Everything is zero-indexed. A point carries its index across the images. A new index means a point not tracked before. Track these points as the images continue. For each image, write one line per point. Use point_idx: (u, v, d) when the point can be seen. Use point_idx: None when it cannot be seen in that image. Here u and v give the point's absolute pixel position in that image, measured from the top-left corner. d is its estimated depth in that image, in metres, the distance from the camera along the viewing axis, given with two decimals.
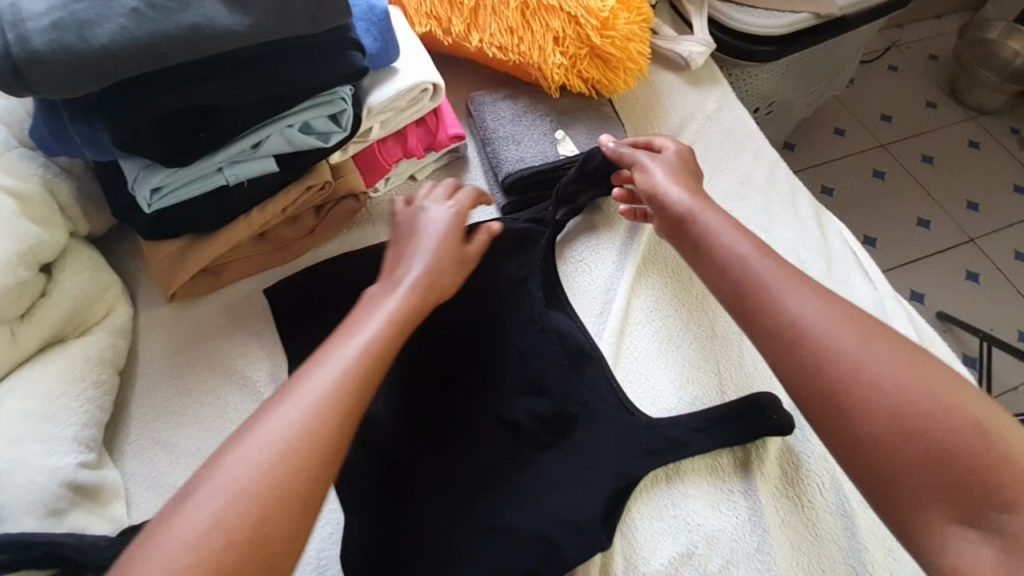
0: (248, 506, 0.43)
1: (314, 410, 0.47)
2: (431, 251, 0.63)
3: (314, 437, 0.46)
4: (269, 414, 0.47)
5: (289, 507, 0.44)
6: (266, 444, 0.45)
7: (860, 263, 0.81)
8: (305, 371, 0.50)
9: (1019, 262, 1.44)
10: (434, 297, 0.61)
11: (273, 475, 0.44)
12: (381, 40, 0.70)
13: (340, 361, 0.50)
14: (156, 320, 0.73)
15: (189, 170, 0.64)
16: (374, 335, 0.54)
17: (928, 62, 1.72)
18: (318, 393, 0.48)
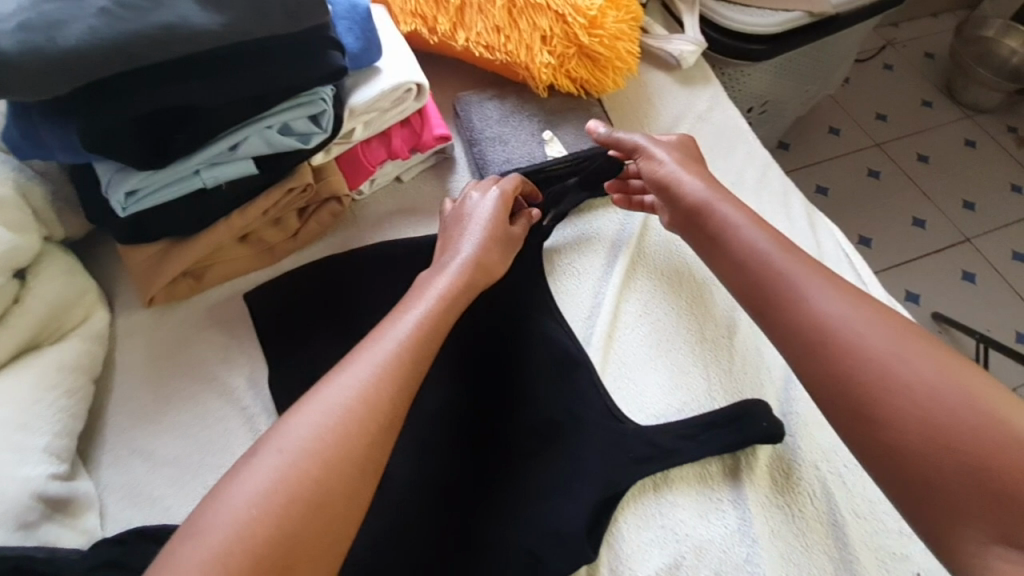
0: (289, 487, 0.43)
1: (357, 397, 0.48)
2: (478, 235, 0.65)
3: (357, 424, 0.47)
4: (315, 397, 0.48)
5: (318, 493, 0.44)
6: (313, 425, 0.46)
7: (852, 266, 0.79)
8: (355, 356, 0.51)
9: (1015, 262, 1.43)
10: (479, 280, 0.62)
11: (316, 456, 0.45)
12: (363, 39, 0.68)
13: (387, 349, 0.51)
14: (134, 326, 0.71)
15: (166, 172, 0.61)
16: (414, 327, 0.54)
17: (924, 61, 1.71)
18: (362, 379, 0.49)
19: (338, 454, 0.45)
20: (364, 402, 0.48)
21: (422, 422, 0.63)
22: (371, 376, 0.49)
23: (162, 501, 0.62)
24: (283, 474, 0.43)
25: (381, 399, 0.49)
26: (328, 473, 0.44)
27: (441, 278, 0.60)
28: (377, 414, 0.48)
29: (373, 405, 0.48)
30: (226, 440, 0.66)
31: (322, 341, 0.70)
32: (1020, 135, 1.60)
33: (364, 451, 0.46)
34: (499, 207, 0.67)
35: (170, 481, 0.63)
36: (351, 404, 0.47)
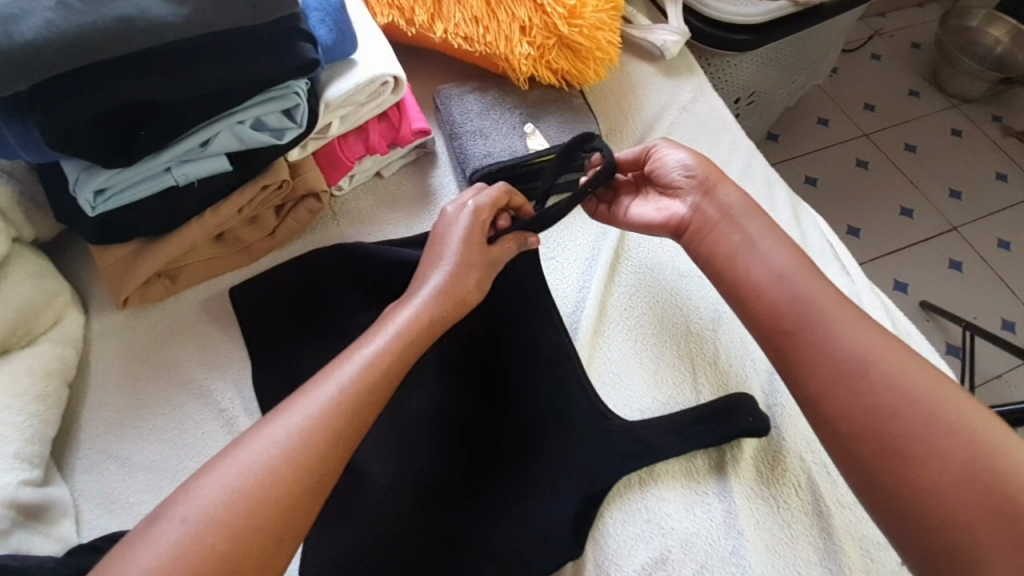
0: (191, 560, 0.41)
1: (281, 456, 0.46)
2: (451, 258, 0.60)
3: (276, 488, 0.45)
4: (236, 454, 0.45)
5: (225, 568, 0.41)
6: (226, 488, 0.44)
7: (837, 255, 0.79)
8: (288, 406, 0.49)
9: (1002, 250, 1.43)
10: (452, 306, 0.58)
11: (225, 526, 0.42)
12: (337, 32, 0.67)
13: (323, 400, 0.49)
14: (109, 329, 0.70)
15: (134, 170, 0.59)
16: (360, 370, 0.51)
17: (911, 50, 1.70)
18: (290, 435, 0.47)
19: (253, 520, 0.43)
20: (289, 461, 0.46)
21: (404, 422, 0.62)
22: (300, 431, 0.47)
23: (139, 506, 0.60)
24: (184, 547, 0.41)
25: (311, 455, 0.46)
26: (236, 544, 0.42)
27: (402, 312, 0.56)
28: (304, 476, 0.46)
29: (300, 464, 0.46)
30: (204, 443, 0.64)
31: (302, 341, 0.69)
32: (1005, 123, 1.60)
33: (285, 517, 0.44)
34: (472, 229, 0.62)
35: (147, 486, 0.61)
36: (271, 465, 0.45)
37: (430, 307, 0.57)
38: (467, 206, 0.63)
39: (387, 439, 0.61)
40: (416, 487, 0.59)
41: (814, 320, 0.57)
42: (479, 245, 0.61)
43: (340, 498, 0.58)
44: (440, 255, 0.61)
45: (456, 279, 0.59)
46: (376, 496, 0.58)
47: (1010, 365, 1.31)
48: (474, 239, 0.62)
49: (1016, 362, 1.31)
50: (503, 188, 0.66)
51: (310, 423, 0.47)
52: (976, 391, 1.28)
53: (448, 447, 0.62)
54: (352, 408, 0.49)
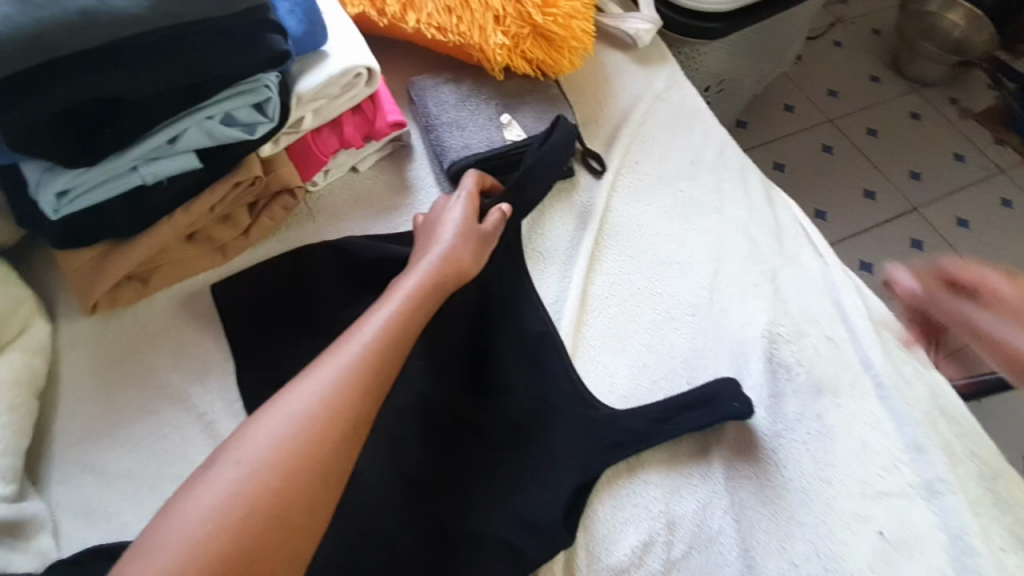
0: (246, 502, 0.42)
1: (291, 444, 0.45)
2: (452, 233, 0.64)
3: (320, 434, 0.46)
4: (274, 407, 0.47)
5: (279, 504, 0.42)
6: (272, 433, 0.45)
7: (809, 239, 0.81)
8: (318, 363, 0.50)
9: (961, 229, 1.49)
10: (455, 275, 0.61)
11: (275, 466, 0.43)
12: (306, 22, 0.65)
13: (353, 352, 0.50)
14: (79, 336, 0.67)
15: (101, 166, 0.57)
16: (382, 328, 0.53)
17: (871, 36, 1.75)
18: (325, 385, 0.48)
19: (301, 461, 0.44)
20: (328, 409, 0.47)
21: (390, 417, 0.61)
22: (334, 381, 0.48)
23: (119, 515, 0.59)
24: (241, 487, 0.42)
25: (345, 404, 0.47)
26: (289, 483, 0.43)
27: (408, 282, 0.58)
28: (342, 420, 0.47)
29: (337, 411, 0.47)
30: (184, 449, 0.63)
31: (281, 341, 0.68)
32: (962, 106, 1.66)
33: (329, 460, 0.45)
34: (467, 209, 0.67)
35: (127, 494, 0.60)
36: (312, 412, 0.46)
37: (438, 270, 0.60)
38: (456, 197, 0.69)
39: (375, 436, 0.60)
40: (409, 480, 0.59)
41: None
42: (473, 219, 0.67)
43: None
44: (438, 235, 0.65)
45: (457, 248, 0.63)
46: (365, 493, 0.57)
47: None
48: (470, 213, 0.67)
49: None
50: (476, 174, 0.72)
51: (319, 406, 0.47)
52: None
53: (437, 441, 0.62)
54: (357, 388, 0.49)
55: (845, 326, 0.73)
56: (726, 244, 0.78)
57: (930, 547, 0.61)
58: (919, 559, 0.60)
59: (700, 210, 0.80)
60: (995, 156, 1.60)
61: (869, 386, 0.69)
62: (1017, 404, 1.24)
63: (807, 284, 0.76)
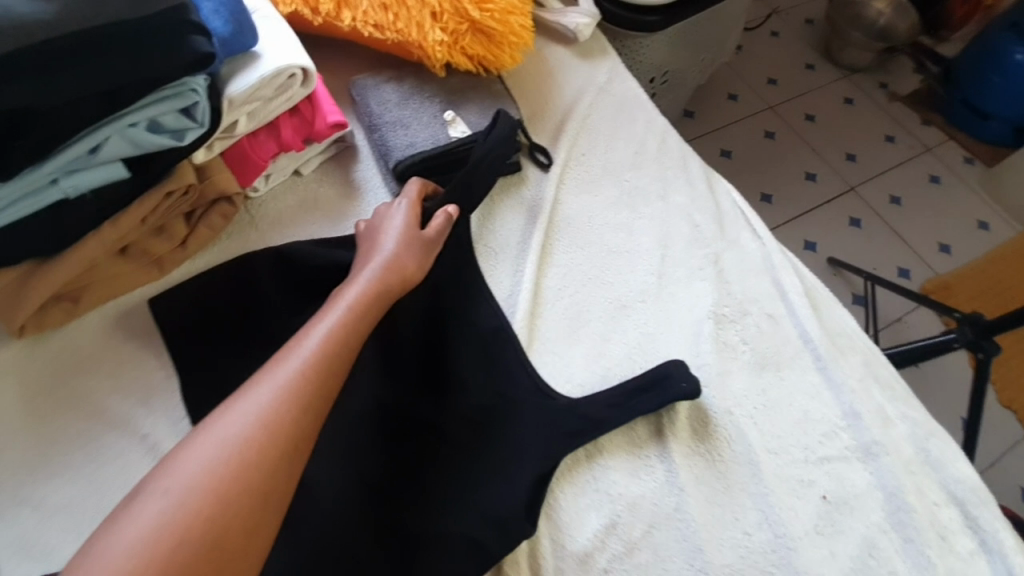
0: (179, 528, 0.40)
1: (228, 466, 0.43)
2: (393, 242, 0.64)
3: (258, 454, 0.45)
4: (208, 430, 0.45)
5: (215, 529, 0.41)
6: (207, 456, 0.44)
7: (748, 222, 0.84)
8: (255, 381, 0.49)
9: (894, 205, 1.57)
10: (398, 283, 0.61)
11: (212, 489, 0.42)
12: (233, 22, 0.62)
13: (291, 369, 0.50)
14: (6, 363, 0.63)
15: (14, 184, 0.54)
16: (322, 342, 0.52)
17: (804, 26, 1.82)
18: (262, 404, 0.47)
19: (237, 484, 0.43)
20: (266, 428, 0.46)
21: (345, 422, 0.60)
22: (272, 400, 0.47)
23: (60, 549, 0.56)
24: (172, 514, 0.41)
25: (283, 423, 0.47)
26: (224, 506, 0.42)
27: (349, 293, 0.58)
28: (281, 437, 0.46)
29: (275, 430, 0.46)
30: (129, 473, 0.60)
31: (228, 354, 0.65)
32: (890, 90, 1.75)
33: (267, 479, 0.44)
34: (409, 216, 0.67)
35: (68, 526, 0.57)
36: (249, 432, 0.45)
37: (379, 279, 0.60)
38: (398, 204, 0.68)
39: (332, 441, 0.59)
40: (371, 480, 0.59)
41: None
42: (414, 226, 0.66)
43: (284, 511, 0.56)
44: (379, 244, 0.64)
45: (398, 256, 0.62)
46: (324, 497, 0.56)
47: (907, 309, 1.45)
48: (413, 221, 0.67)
49: (912, 306, 1.45)
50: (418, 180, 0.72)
51: (257, 426, 0.46)
52: (879, 335, 1.41)
53: (396, 441, 0.61)
54: (297, 404, 0.48)
55: (785, 304, 0.76)
56: (671, 230, 0.80)
57: (864, 505, 0.65)
58: (858, 517, 0.64)
59: (645, 198, 0.82)
60: (922, 136, 1.69)
61: (809, 358, 0.73)
62: (950, 367, 1.32)
63: (749, 265, 0.79)
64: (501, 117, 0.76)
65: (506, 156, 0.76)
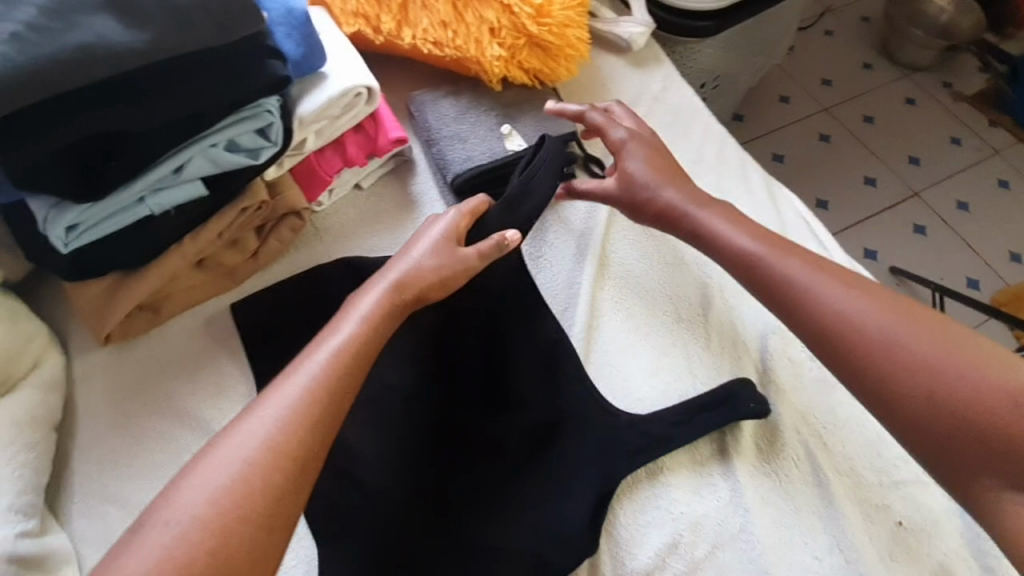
0: (205, 536, 0.42)
1: (248, 476, 0.44)
2: (420, 249, 0.61)
3: (276, 465, 0.45)
4: (231, 437, 0.46)
5: (236, 540, 0.43)
6: (228, 467, 0.45)
7: (814, 234, 0.81)
8: (263, 400, 0.49)
9: (961, 211, 1.49)
10: (416, 291, 0.59)
11: (234, 500, 0.43)
12: (305, 46, 0.65)
13: (305, 380, 0.50)
14: (94, 368, 0.67)
15: (107, 201, 0.58)
16: (336, 352, 0.52)
17: (861, 24, 1.75)
18: (269, 428, 0.47)
19: (258, 494, 0.44)
20: (283, 440, 0.46)
21: (409, 434, 0.62)
22: (287, 413, 0.47)
23: None
24: (184, 535, 0.42)
25: (290, 446, 0.46)
26: (246, 515, 0.43)
27: (366, 298, 0.57)
28: (286, 462, 0.46)
29: (291, 442, 0.46)
30: None
31: None
32: (956, 89, 1.66)
33: (286, 491, 0.45)
34: (450, 229, 0.63)
35: None
36: (266, 443, 0.46)
37: (398, 286, 0.58)
38: (443, 218, 0.65)
39: (396, 450, 0.61)
40: (433, 489, 0.60)
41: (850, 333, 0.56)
42: (451, 238, 0.63)
43: (358, 519, 0.58)
44: (407, 249, 0.62)
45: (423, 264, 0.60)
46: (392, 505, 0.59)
47: (977, 322, 1.37)
48: (453, 233, 0.63)
49: (982, 318, 1.37)
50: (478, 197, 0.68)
51: (278, 435, 0.46)
52: None
53: (458, 451, 0.63)
54: (315, 413, 0.48)
55: None
56: None
57: (942, 533, 0.61)
58: (937, 543, 0.61)
59: None
60: (989, 138, 1.60)
61: None
62: None
63: None
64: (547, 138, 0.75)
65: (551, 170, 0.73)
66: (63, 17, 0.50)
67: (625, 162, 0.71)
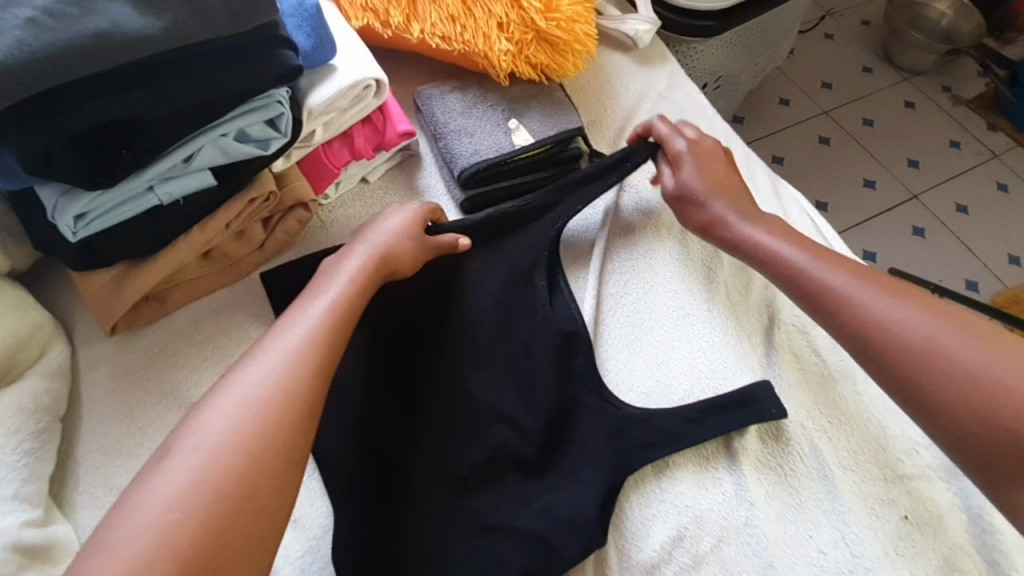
0: (216, 477, 0.43)
1: (254, 419, 0.46)
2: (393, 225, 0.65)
3: (281, 407, 0.47)
4: (230, 387, 0.48)
5: (248, 479, 0.44)
6: (233, 411, 0.46)
7: (818, 230, 0.82)
8: (256, 354, 0.50)
9: (960, 214, 1.50)
10: (392, 260, 0.63)
11: (243, 442, 0.45)
12: (315, 37, 0.65)
13: (299, 332, 0.52)
14: (99, 358, 0.67)
15: (116, 190, 0.58)
16: (325, 310, 0.55)
17: (861, 28, 1.77)
18: (270, 374, 0.48)
19: (266, 433, 0.46)
20: (287, 383, 0.48)
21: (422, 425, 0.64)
22: (287, 361, 0.50)
23: None
24: (192, 482, 0.42)
25: (294, 388, 0.48)
26: (257, 455, 0.45)
27: (347, 265, 0.61)
28: (290, 402, 0.48)
29: (293, 386, 0.48)
30: None
31: None
32: (954, 92, 1.67)
33: (294, 432, 0.47)
34: (415, 214, 0.68)
35: None
36: (269, 389, 0.48)
37: (378, 253, 0.62)
38: (408, 207, 0.69)
39: (404, 442, 0.63)
40: (440, 480, 0.61)
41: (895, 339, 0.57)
42: (417, 221, 0.67)
43: (374, 507, 0.60)
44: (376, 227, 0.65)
45: (398, 237, 0.64)
46: (402, 495, 0.61)
47: None
48: (418, 218, 0.68)
49: None
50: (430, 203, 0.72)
51: (280, 380, 0.48)
52: None
53: (465, 444, 0.63)
54: (314, 359, 0.51)
55: None
56: None
57: (945, 530, 0.61)
58: (942, 539, 0.61)
59: None
60: (987, 141, 1.61)
61: None
62: None
63: None
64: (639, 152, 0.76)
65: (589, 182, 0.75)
66: (79, 3, 0.51)
67: (681, 172, 0.74)
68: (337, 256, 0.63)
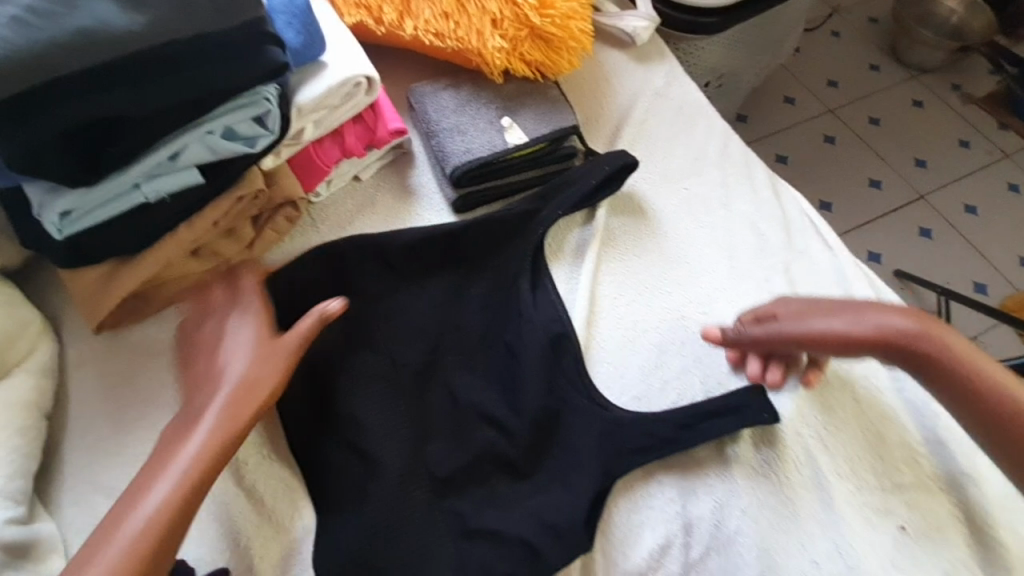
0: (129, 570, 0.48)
1: (161, 513, 0.50)
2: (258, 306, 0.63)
3: (187, 498, 0.51)
4: (145, 482, 0.51)
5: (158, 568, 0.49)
6: (145, 507, 0.50)
7: (817, 232, 0.80)
8: (167, 444, 0.53)
9: (968, 215, 1.48)
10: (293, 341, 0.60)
11: (151, 536, 0.49)
12: (304, 34, 0.65)
13: (206, 418, 0.54)
14: (87, 355, 0.67)
15: (101, 187, 0.57)
16: (228, 389, 0.56)
17: (869, 25, 1.74)
18: (178, 467, 0.52)
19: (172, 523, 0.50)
20: (196, 471, 0.52)
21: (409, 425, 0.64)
22: (195, 451, 0.53)
23: None
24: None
25: (199, 477, 0.52)
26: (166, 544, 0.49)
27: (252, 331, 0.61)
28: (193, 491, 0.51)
29: (199, 473, 0.52)
30: None
31: None
32: (964, 91, 1.64)
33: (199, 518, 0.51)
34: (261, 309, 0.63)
35: None
36: (177, 483, 0.51)
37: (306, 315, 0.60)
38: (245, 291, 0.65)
39: (392, 443, 0.63)
40: (428, 481, 0.61)
41: (933, 361, 0.60)
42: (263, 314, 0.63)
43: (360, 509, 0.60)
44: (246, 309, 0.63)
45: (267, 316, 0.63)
46: (390, 495, 0.60)
47: (982, 326, 1.35)
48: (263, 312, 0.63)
49: (989, 322, 1.36)
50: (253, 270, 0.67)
51: (189, 470, 0.52)
52: None
53: (454, 446, 0.63)
54: (219, 444, 0.54)
55: None
56: (735, 239, 0.77)
57: (943, 540, 0.60)
58: (939, 549, 0.60)
59: (708, 206, 0.80)
60: (997, 141, 1.58)
61: (886, 378, 0.69)
62: None
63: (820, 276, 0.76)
64: (621, 159, 0.76)
65: (583, 192, 0.75)
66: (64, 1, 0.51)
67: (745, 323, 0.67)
68: (238, 317, 0.63)
